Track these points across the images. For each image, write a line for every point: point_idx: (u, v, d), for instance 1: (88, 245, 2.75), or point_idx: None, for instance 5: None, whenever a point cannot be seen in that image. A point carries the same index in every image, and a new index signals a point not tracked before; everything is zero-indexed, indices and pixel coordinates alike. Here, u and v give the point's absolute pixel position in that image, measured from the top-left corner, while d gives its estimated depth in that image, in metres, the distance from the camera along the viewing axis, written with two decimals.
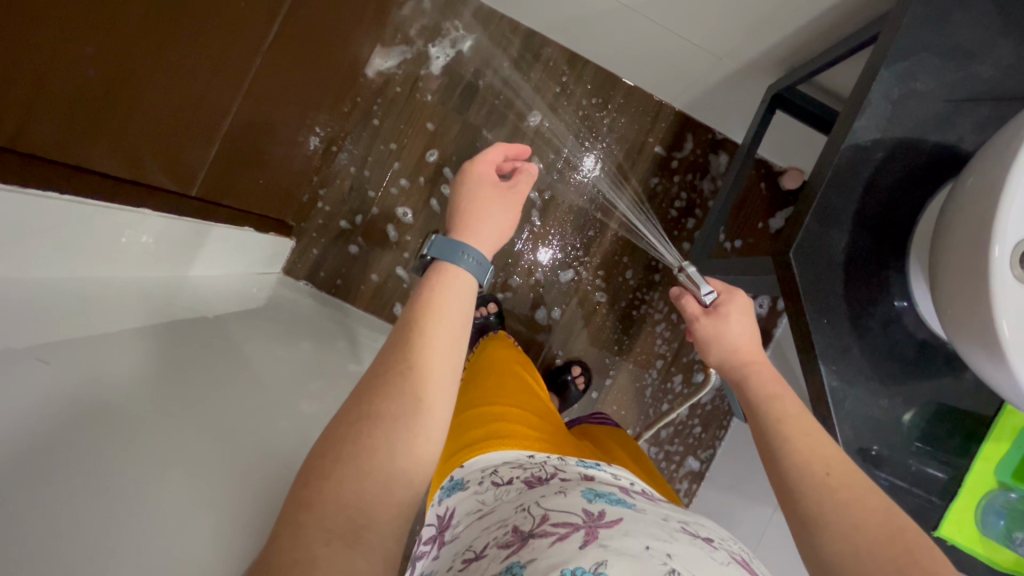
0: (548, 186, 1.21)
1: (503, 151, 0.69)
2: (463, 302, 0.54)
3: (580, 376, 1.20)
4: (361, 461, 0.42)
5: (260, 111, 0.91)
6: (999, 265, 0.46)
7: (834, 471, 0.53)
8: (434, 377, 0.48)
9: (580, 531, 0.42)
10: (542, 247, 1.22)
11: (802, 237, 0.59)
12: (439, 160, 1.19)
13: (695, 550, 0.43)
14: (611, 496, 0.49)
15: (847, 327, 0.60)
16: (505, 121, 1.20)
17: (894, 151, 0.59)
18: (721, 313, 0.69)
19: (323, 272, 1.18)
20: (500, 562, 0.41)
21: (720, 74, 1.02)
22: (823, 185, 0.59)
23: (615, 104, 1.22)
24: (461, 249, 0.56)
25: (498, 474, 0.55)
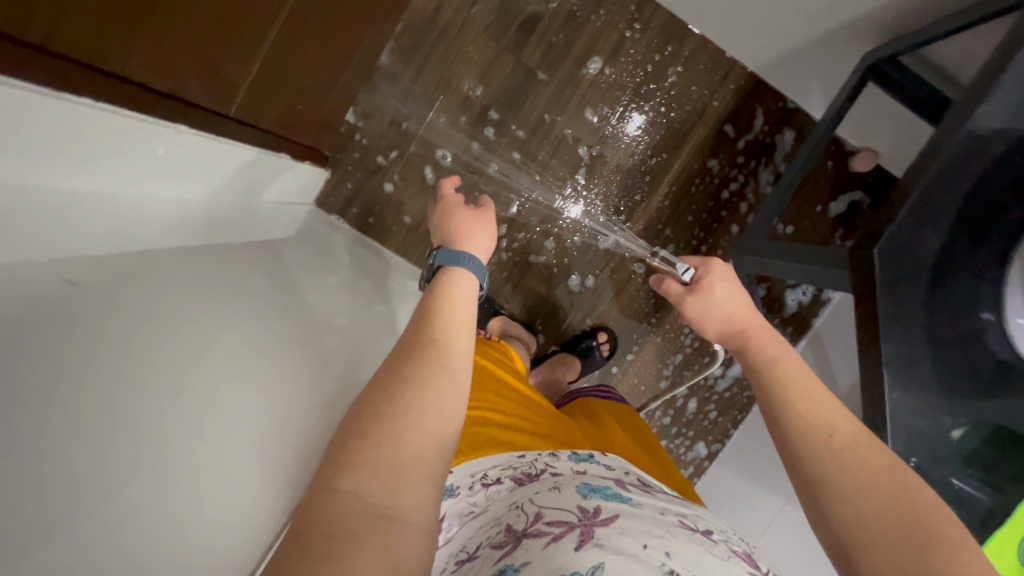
0: (597, 142, 1.15)
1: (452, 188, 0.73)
2: (470, 297, 0.56)
3: (606, 342, 1.18)
4: (405, 425, 0.40)
5: (316, 30, 0.83)
6: None
7: (838, 432, 0.50)
8: (456, 346, 0.48)
9: (576, 529, 0.40)
10: (572, 202, 1.17)
11: (893, 233, 0.55)
12: (485, 100, 1.12)
13: (693, 547, 0.40)
14: (606, 491, 0.46)
15: (922, 338, 0.56)
16: (561, 65, 1.11)
17: (1015, 148, 0.53)
18: (704, 287, 0.70)
19: (356, 210, 1.14)
20: (493, 565, 0.40)
21: (811, 32, 0.91)
22: (927, 177, 0.54)
23: (684, 61, 1.12)
24: (461, 257, 0.59)
25: (486, 476, 0.52)
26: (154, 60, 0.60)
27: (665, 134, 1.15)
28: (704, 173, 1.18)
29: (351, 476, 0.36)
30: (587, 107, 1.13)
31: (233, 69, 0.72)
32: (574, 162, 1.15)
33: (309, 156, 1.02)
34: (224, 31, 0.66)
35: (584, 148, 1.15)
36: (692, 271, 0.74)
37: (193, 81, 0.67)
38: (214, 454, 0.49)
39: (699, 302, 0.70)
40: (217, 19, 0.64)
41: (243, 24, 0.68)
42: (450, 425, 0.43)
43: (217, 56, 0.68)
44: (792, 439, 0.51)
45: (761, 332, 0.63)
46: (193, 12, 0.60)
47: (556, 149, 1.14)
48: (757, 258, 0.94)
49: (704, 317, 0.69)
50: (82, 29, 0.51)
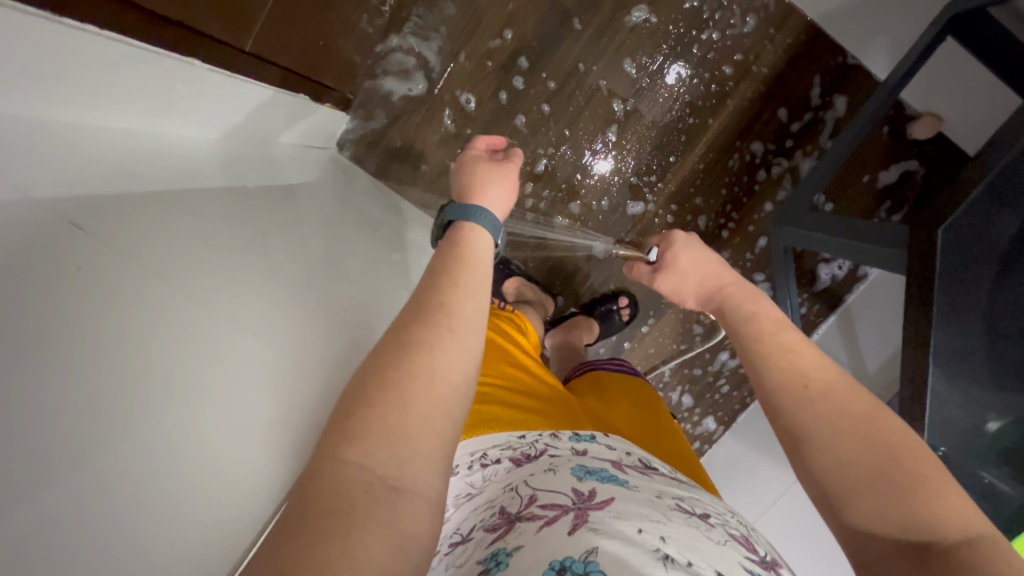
0: (632, 95, 1.07)
1: (484, 146, 0.68)
2: (486, 258, 0.53)
3: (627, 308, 1.14)
4: (414, 396, 0.38)
5: None
6: None
7: (813, 383, 0.48)
8: (466, 310, 0.45)
9: (569, 513, 0.39)
10: (602, 158, 1.11)
11: (962, 212, 0.53)
12: (516, 44, 1.04)
13: (690, 530, 0.38)
14: (603, 473, 0.45)
15: (978, 330, 0.55)
16: (600, 8, 1.02)
17: None
18: (670, 260, 0.68)
19: (375, 157, 1.10)
20: (484, 549, 0.39)
21: None
22: (1012, 153, 0.51)
23: (737, 9, 1.02)
24: (473, 211, 0.57)
25: (486, 456, 0.51)
26: None
27: (708, 88, 1.07)
28: (747, 134, 1.10)
29: (359, 446, 0.35)
30: (625, 56, 1.05)
31: None
32: (605, 117, 1.08)
33: (330, 97, 0.97)
34: None
35: (618, 102, 1.08)
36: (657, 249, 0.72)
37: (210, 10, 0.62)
38: (224, 414, 0.49)
39: (671, 277, 0.68)
40: None
41: None
42: (459, 393, 0.41)
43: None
44: (770, 389, 0.49)
45: (737, 288, 0.61)
46: None
47: (588, 102, 1.08)
48: (796, 229, 0.88)
49: (679, 286, 0.68)
50: None
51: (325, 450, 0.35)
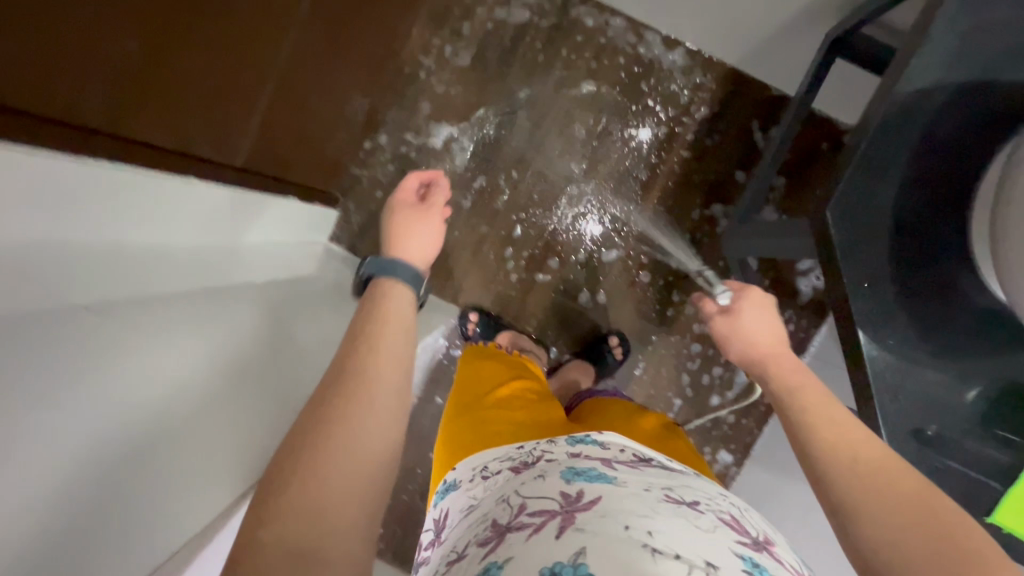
0: (587, 155, 1.19)
1: (416, 180, 0.82)
2: (401, 301, 0.61)
3: (619, 346, 1.18)
4: (360, 411, 0.46)
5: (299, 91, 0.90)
6: None
7: (863, 457, 0.50)
8: (391, 346, 0.53)
9: (557, 516, 0.41)
10: (586, 219, 1.20)
11: (843, 194, 0.51)
12: (482, 131, 1.19)
13: (679, 521, 0.40)
14: (592, 473, 0.47)
15: (897, 307, 0.52)
16: (543, 88, 1.18)
17: (954, 95, 0.50)
18: (734, 312, 0.72)
19: (365, 245, 1.21)
20: (477, 564, 0.40)
21: (770, 23, 0.93)
22: (865, 136, 0.50)
23: (663, 68, 1.16)
24: (395, 265, 0.67)
25: (487, 469, 0.54)
26: (165, 125, 0.66)
27: (662, 143, 1.19)
28: (696, 174, 1.20)
29: (323, 449, 0.43)
30: (573, 123, 1.19)
31: (236, 126, 0.79)
32: (565, 177, 1.20)
33: (319, 197, 1.10)
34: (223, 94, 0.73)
35: (575, 163, 1.19)
36: (728, 294, 0.75)
37: (205, 142, 0.74)
38: (181, 490, 0.57)
39: (728, 322, 0.72)
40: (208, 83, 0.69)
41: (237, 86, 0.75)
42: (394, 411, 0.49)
43: (215, 113, 0.74)
44: (819, 460, 0.52)
45: (784, 359, 0.65)
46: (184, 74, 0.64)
47: (547, 167, 1.20)
48: (741, 248, 0.95)
49: (728, 339, 0.71)
50: (99, 102, 0.55)
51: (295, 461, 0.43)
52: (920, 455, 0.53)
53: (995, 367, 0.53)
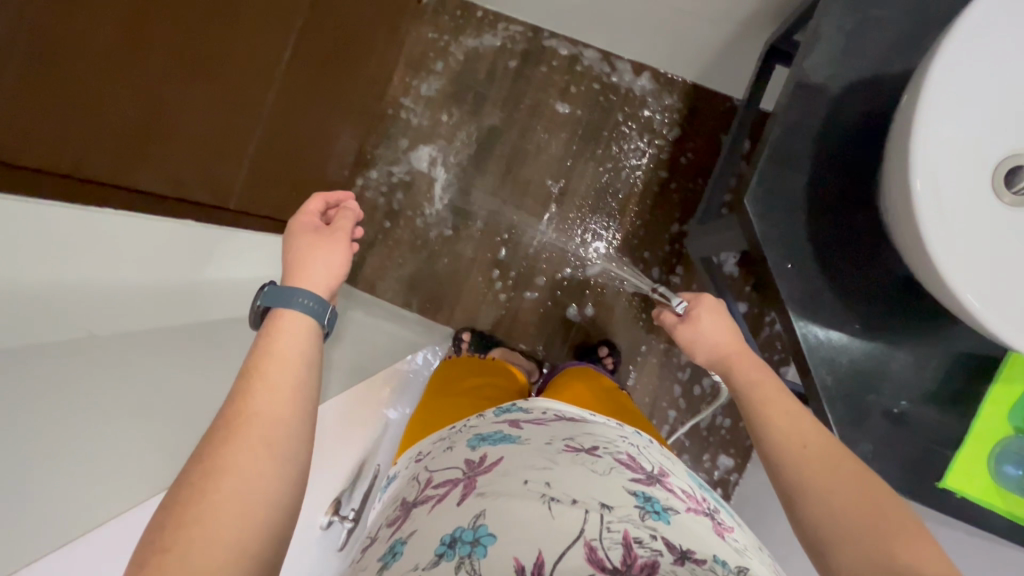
0: (563, 175, 1.26)
1: (321, 201, 0.62)
2: (306, 329, 0.49)
3: (608, 356, 1.20)
4: (242, 445, 0.39)
5: (287, 137, 0.99)
6: (920, 203, 0.47)
7: (810, 444, 0.51)
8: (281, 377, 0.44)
9: (459, 486, 0.47)
10: (593, 240, 1.26)
11: (757, 181, 0.56)
12: (462, 159, 1.27)
13: (577, 469, 0.47)
14: (496, 436, 0.55)
15: (820, 279, 0.56)
16: (517, 116, 1.26)
17: (853, 85, 0.54)
18: (693, 317, 0.73)
19: (361, 275, 1.28)
20: (384, 544, 0.45)
21: (717, 38, 0.98)
22: (777, 125, 0.55)
23: (628, 90, 1.24)
24: (293, 295, 0.50)
25: (420, 454, 0.61)
26: (164, 177, 0.73)
27: (652, 164, 1.25)
28: (671, 186, 1.25)
29: (208, 490, 0.37)
30: (547, 147, 1.26)
31: (229, 171, 0.87)
32: (544, 197, 1.26)
33: None
34: (220, 147, 0.81)
35: (553, 182, 1.26)
36: (684, 304, 0.76)
37: (204, 193, 0.83)
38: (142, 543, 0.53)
39: (691, 330, 0.72)
40: (210, 135, 0.78)
41: (235, 140, 0.84)
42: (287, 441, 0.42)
43: (211, 165, 0.82)
44: (767, 446, 0.53)
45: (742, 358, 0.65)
46: (188, 123, 0.72)
47: (527, 190, 1.26)
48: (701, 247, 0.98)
49: (694, 342, 0.72)
50: (99, 166, 0.62)
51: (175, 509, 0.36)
52: (865, 427, 0.55)
53: (923, 337, 0.55)
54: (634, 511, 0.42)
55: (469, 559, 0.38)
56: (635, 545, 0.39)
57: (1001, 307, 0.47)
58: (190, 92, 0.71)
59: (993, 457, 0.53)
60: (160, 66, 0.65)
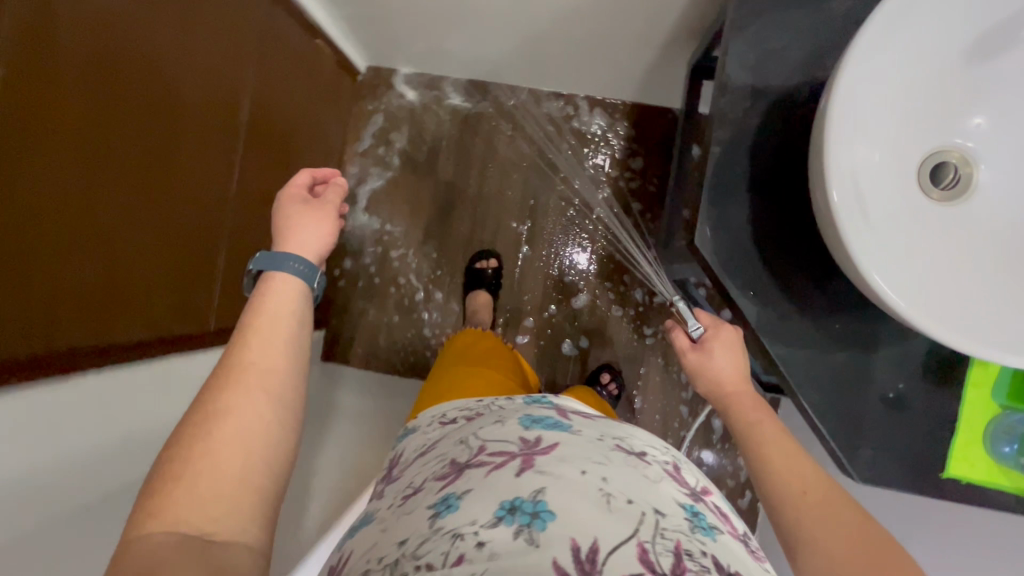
0: (528, 215, 1.27)
1: (308, 175, 0.65)
2: (298, 301, 0.54)
3: (612, 383, 1.19)
4: (235, 395, 0.46)
5: (254, 243, 1.01)
6: (847, 229, 0.48)
7: (810, 490, 0.54)
8: (275, 332, 0.50)
9: (517, 458, 0.52)
10: (578, 251, 1.26)
11: (703, 224, 0.58)
12: (427, 218, 1.29)
13: (630, 470, 0.52)
14: (549, 422, 0.60)
15: (783, 301, 0.57)
16: (471, 166, 1.29)
17: (771, 113, 0.56)
18: (707, 350, 0.71)
19: (353, 353, 1.29)
20: (436, 493, 0.50)
21: (641, 62, 1.01)
22: (709, 166, 0.57)
23: (574, 125, 1.25)
24: (285, 260, 0.55)
25: (445, 419, 0.73)
26: (139, 322, 0.74)
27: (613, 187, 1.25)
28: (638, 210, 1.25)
29: (218, 424, 0.44)
30: (505, 190, 1.28)
31: (201, 295, 0.88)
32: (514, 239, 1.28)
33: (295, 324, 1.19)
34: (188, 270, 0.82)
35: (520, 223, 1.28)
36: (701, 330, 0.73)
37: (180, 321, 0.84)
38: None
39: (698, 361, 0.71)
40: (175, 260, 0.78)
41: (200, 263, 0.85)
42: (281, 391, 0.48)
43: (185, 295, 0.83)
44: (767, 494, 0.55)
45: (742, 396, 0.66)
46: (148, 266, 0.72)
47: (496, 235, 1.28)
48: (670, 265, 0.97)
49: (697, 376, 0.71)
50: (70, 330, 0.62)
51: (183, 451, 0.42)
52: (859, 434, 0.56)
53: (891, 336, 0.57)
54: (685, 523, 0.47)
55: (527, 528, 0.44)
56: (685, 557, 0.43)
57: (952, 319, 0.49)
58: (153, 233, 0.71)
59: (988, 438, 0.55)
60: (114, 221, 0.64)
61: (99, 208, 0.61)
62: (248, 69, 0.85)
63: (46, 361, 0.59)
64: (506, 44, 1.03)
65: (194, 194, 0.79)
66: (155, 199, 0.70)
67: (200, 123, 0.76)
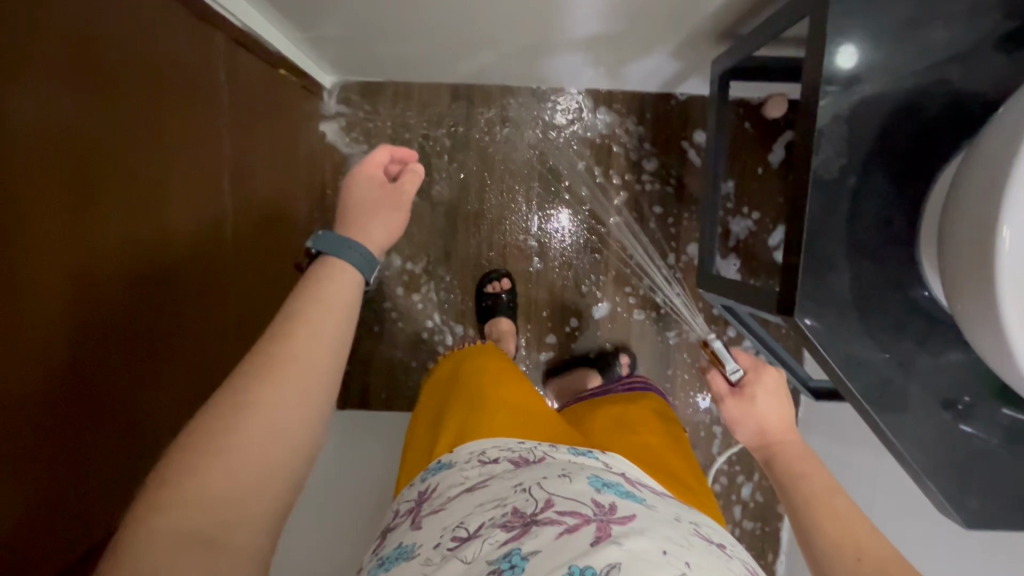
0: (536, 228, 1.20)
1: (387, 155, 0.65)
2: (343, 296, 0.53)
3: (628, 364, 1.19)
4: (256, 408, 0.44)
5: (242, 313, 0.90)
6: (1014, 332, 0.44)
7: (866, 555, 0.54)
8: (324, 324, 0.50)
9: (591, 524, 0.44)
10: (556, 213, 1.19)
11: (802, 296, 0.54)
12: (427, 243, 1.20)
13: (713, 560, 0.44)
14: (621, 489, 0.52)
15: (890, 367, 0.55)
16: (467, 181, 1.19)
17: (867, 170, 0.53)
18: (748, 396, 0.74)
19: (372, 398, 1.22)
20: (497, 548, 0.45)
21: (653, 60, 0.93)
22: (804, 235, 0.54)
23: (583, 131, 1.18)
24: (348, 244, 0.56)
25: (485, 454, 0.61)
26: (121, 454, 0.62)
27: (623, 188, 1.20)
28: (658, 213, 1.20)
29: (240, 423, 0.43)
30: (509, 202, 1.19)
31: (196, 394, 0.76)
32: (524, 255, 1.21)
33: None
34: (171, 372, 0.70)
35: (532, 239, 1.20)
36: (740, 372, 0.77)
37: (176, 434, 0.72)
38: None
39: (741, 406, 0.74)
40: (148, 373, 0.65)
41: (184, 359, 0.73)
42: (320, 387, 0.48)
43: (173, 402, 0.72)
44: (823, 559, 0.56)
45: (788, 445, 0.69)
46: (115, 388, 0.60)
47: (505, 255, 1.21)
48: (710, 288, 0.89)
49: (742, 421, 0.74)
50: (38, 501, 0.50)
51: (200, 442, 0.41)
52: (968, 485, 0.56)
53: (993, 387, 0.56)
54: None
55: None
56: None
57: None
58: (115, 349, 0.59)
59: None
60: (68, 349, 0.52)
61: (48, 342, 0.49)
62: (214, 97, 0.75)
63: (47, 489, 0.51)
64: (501, 51, 0.92)
65: (160, 280, 0.66)
66: (111, 307, 0.57)
67: (158, 162, 0.64)
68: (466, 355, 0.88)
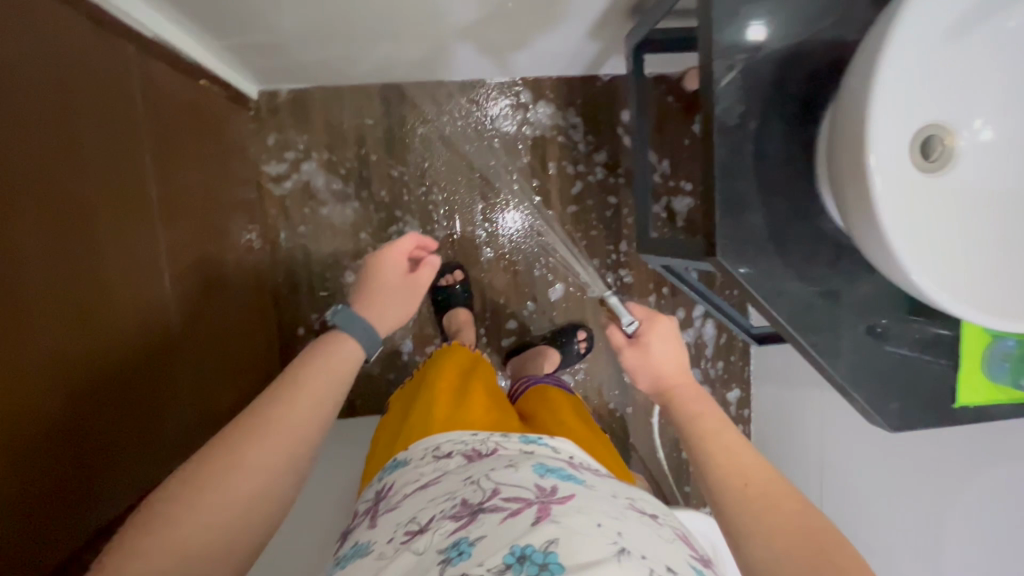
0: (484, 217, 1.22)
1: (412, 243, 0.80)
2: (344, 357, 0.63)
3: (584, 339, 1.22)
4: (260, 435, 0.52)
5: (194, 332, 0.87)
6: (900, 248, 0.50)
7: (751, 480, 0.57)
8: (324, 376, 0.59)
9: (533, 506, 0.46)
10: (508, 212, 1.22)
11: (721, 235, 0.59)
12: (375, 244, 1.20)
13: (645, 530, 0.47)
14: (562, 472, 0.54)
15: (808, 293, 0.60)
16: (409, 178, 1.20)
17: (766, 114, 0.58)
18: (643, 344, 0.78)
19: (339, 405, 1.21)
20: (446, 537, 0.46)
21: (574, 42, 0.97)
22: (716, 179, 0.58)
23: (522, 123, 1.21)
24: (361, 321, 0.67)
25: (439, 450, 0.63)
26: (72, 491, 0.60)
27: (560, 170, 1.24)
28: (600, 194, 1.25)
29: (242, 448, 0.51)
30: (453, 195, 1.21)
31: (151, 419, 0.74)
32: (474, 245, 1.22)
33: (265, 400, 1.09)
34: (121, 402, 0.68)
35: (480, 229, 1.22)
36: (636, 324, 0.81)
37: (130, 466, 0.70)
38: None
39: (638, 355, 0.78)
40: (97, 402, 0.63)
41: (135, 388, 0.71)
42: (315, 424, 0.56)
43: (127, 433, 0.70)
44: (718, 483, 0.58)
45: (682, 389, 0.72)
46: (59, 418, 0.57)
47: (456, 247, 1.23)
48: (648, 254, 0.94)
49: (640, 368, 0.77)
50: None
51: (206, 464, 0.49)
52: (887, 392, 0.62)
53: (902, 302, 0.62)
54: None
55: None
56: None
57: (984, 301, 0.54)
58: (54, 383, 0.57)
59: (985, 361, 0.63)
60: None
61: None
62: (132, 112, 0.73)
63: None
64: (426, 44, 0.94)
65: (96, 305, 0.64)
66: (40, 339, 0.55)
67: (78, 187, 0.62)
68: (422, 365, 0.90)
